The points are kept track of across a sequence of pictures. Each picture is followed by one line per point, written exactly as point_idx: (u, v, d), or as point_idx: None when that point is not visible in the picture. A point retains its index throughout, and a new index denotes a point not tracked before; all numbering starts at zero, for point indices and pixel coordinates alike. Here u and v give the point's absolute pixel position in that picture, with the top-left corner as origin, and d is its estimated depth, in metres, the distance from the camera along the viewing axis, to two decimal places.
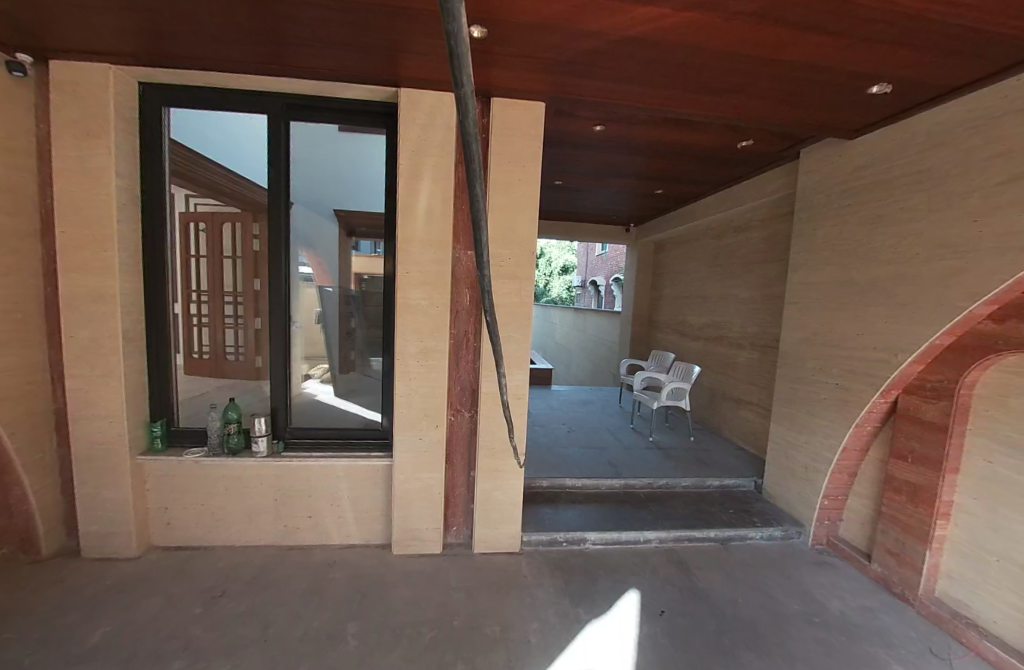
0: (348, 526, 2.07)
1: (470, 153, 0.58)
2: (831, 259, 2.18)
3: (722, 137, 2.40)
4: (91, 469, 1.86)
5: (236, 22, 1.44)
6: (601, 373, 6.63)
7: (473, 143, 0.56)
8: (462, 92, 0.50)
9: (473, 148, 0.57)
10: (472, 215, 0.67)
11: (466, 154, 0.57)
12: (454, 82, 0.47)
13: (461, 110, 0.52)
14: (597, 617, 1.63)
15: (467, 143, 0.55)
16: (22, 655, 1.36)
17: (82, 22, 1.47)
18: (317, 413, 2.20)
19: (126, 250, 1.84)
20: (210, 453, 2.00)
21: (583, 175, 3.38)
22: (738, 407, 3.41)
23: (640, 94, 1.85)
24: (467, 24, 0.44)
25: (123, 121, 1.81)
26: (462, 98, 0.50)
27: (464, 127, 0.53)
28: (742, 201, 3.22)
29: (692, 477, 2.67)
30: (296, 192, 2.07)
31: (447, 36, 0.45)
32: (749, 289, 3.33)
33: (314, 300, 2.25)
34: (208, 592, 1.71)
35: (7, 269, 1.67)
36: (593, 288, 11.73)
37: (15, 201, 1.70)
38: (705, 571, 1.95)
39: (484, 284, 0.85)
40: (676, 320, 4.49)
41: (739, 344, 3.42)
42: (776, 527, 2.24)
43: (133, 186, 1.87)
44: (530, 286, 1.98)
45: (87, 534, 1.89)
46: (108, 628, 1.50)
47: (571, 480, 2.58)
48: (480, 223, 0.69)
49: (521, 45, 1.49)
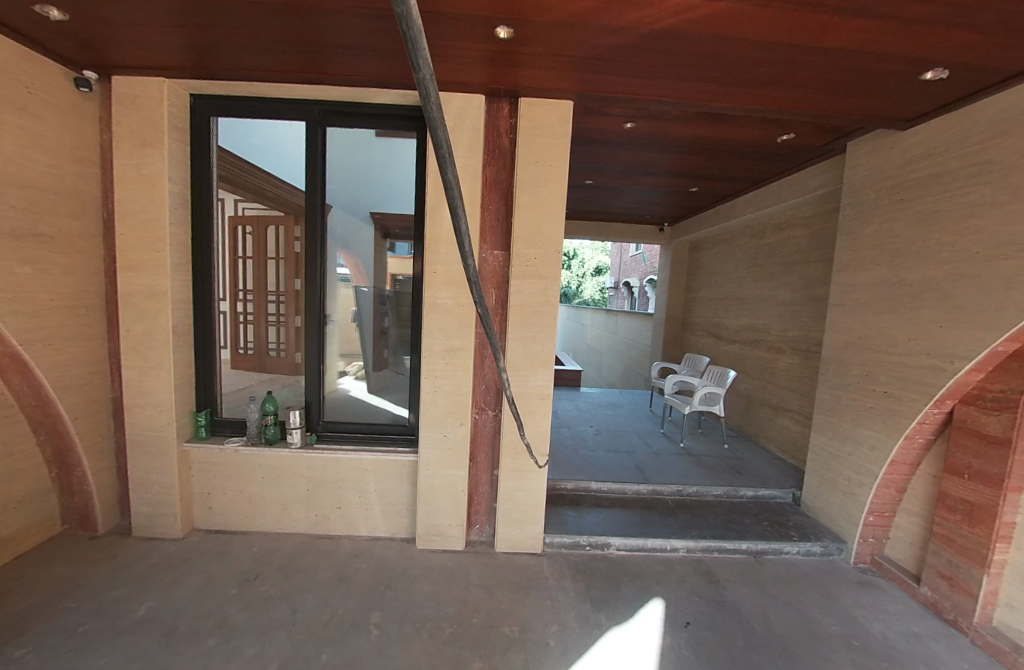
0: (374, 518, 2.12)
1: (437, 137, 0.59)
2: (880, 260, 2.04)
3: (763, 132, 2.30)
4: (142, 454, 1.99)
5: (277, 34, 1.50)
6: (633, 375, 6.49)
7: (439, 127, 0.58)
8: (421, 76, 0.54)
9: (440, 134, 0.59)
10: (449, 200, 0.67)
11: (433, 139, 0.59)
12: (411, 65, 0.51)
13: (423, 95, 0.55)
14: (618, 623, 1.60)
15: (432, 127, 0.57)
16: (77, 624, 1.48)
17: (139, 40, 1.58)
18: (349, 407, 2.25)
19: (176, 250, 1.96)
20: (249, 442, 2.10)
21: (614, 174, 3.32)
22: (776, 414, 3.25)
23: (673, 89, 1.79)
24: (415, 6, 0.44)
25: (175, 130, 1.93)
26: (422, 83, 0.54)
27: (427, 111, 0.56)
28: (783, 198, 3.07)
29: (724, 486, 2.57)
30: (333, 196, 2.15)
31: (400, 21, 0.45)
32: (790, 290, 3.18)
33: (350, 300, 2.26)
34: (242, 575, 1.79)
35: (73, 268, 1.82)
36: (625, 289, 11.50)
37: (80, 205, 1.84)
38: (735, 583, 1.87)
39: (471, 274, 0.84)
40: (711, 322, 4.34)
41: (779, 348, 3.27)
42: (814, 542, 2.12)
43: (184, 191, 1.99)
44: (556, 285, 1.96)
45: (138, 515, 2.02)
46: (152, 603, 1.60)
47: (597, 484, 2.54)
48: (461, 218, 0.70)
49: (548, 43, 1.48)
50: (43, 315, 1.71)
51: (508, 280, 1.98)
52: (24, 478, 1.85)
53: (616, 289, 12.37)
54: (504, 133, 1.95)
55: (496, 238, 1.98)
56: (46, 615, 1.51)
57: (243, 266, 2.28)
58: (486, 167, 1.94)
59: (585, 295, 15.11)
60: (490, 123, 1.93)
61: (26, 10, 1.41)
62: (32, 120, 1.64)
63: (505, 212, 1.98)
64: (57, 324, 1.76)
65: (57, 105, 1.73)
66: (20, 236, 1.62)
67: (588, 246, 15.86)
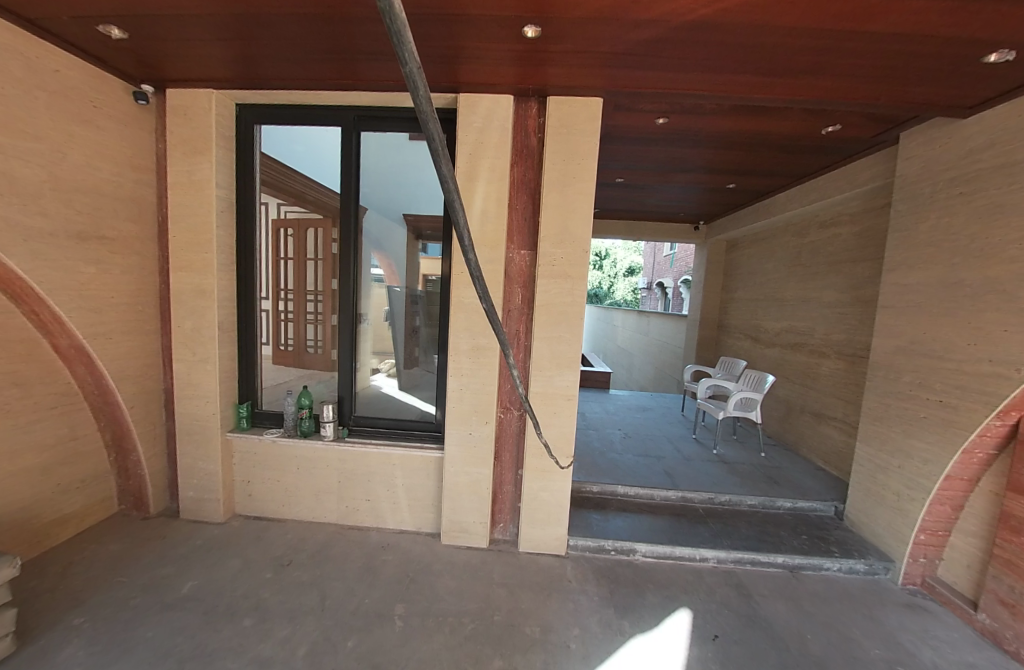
0: (402, 512, 2.16)
1: (429, 131, 0.63)
2: (936, 258, 1.90)
3: (807, 124, 2.18)
4: (189, 441, 2.13)
5: (314, 43, 1.56)
6: (665, 378, 6.32)
7: (429, 120, 0.62)
8: (408, 69, 0.57)
9: (431, 127, 0.63)
10: (446, 199, 0.71)
11: (425, 132, 0.63)
12: (398, 58, 0.54)
13: (412, 87, 0.59)
14: (642, 631, 1.57)
15: (422, 121, 0.61)
16: (128, 598, 1.60)
17: (189, 54, 1.68)
18: (380, 403, 2.31)
19: (222, 251, 2.07)
20: (286, 433, 2.19)
21: (647, 171, 3.25)
22: (818, 422, 3.09)
23: (709, 82, 1.73)
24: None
25: (222, 138, 2.04)
26: (410, 75, 0.57)
27: (417, 105, 0.59)
28: (828, 193, 2.91)
29: (760, 497, 2.47)
30: (367, 198, 2.21)
31: (384, 14, 0.49)
32: (836, 291, 3.02)
33: (383, 300, 2.32)
34: (277, 560, 1.88)
35: (131, 267, 1.96)
36: (658, 289, 11.20)
37: (138, 210, 1.99)
38: (768, 598, 1.79)
39: (475, 276, 0.86)
40: (749, 324, 4.17)
41: (822, 352, 3.11)
42: (857, 560, 2.00)
43: (230, 195, 2.10)
44: (583, 284, 1.94)
45: (185, 499, 2.16)
46: (196, 582, 1.70)
47: (623, 488, 2.50)
48: (458, 218, 0.73)
49: (576, 40, 1.47)
50: (106, 312, 1.86)
51: (535, 279, 1.97)
52: (87, 460, 2.02)
53: (649, 290, 12.07)
54: (532, 132, 1.94)
55: (523, 238, 1.98)
56: (103, 587, 1.64)
57: (285, 266, 2.34)
58: (514, 167, 1.95)
59: (616, 295, 14.83)
60: (518, 123, 1.93)
61: (91, 30, 1.53)
62: (96, 132, 1.78)
63: (532, 211, 1.97)
64: (117, 320, 1.90)
65: (118, 117, 1.87)
66: (85, 238, 1.76)
67: (619, 245, 15.58)
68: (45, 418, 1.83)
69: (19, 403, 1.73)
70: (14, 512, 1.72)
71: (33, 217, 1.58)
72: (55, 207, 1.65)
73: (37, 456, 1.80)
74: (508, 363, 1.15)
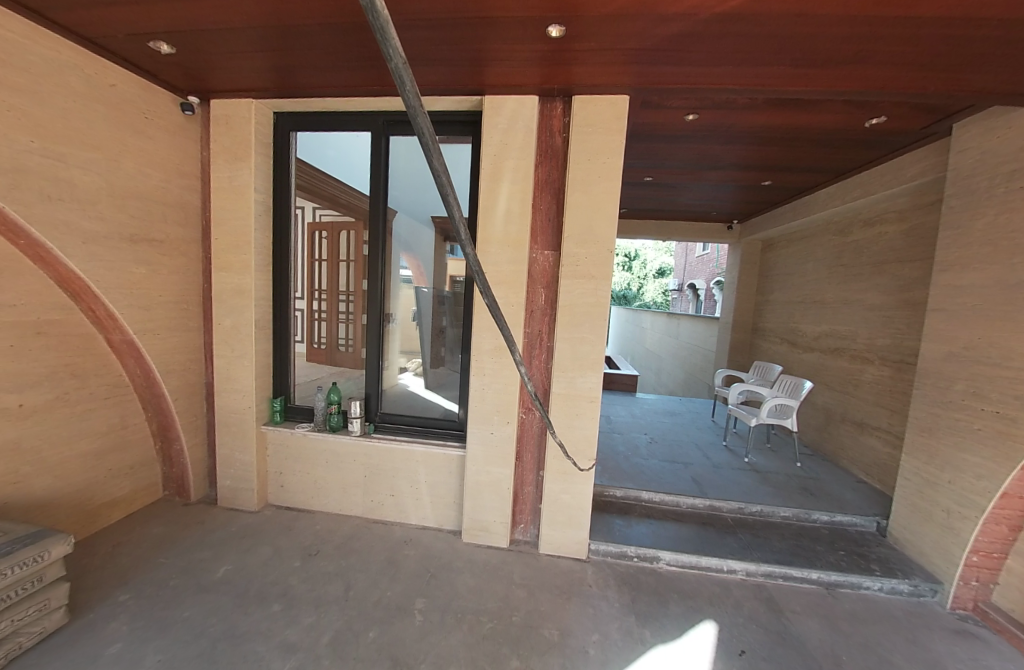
0: (424, 508, 2.20)
1: (419, 128, 0.71)
2: (993, 259, 1.76)
3: (849, 116, 2.08)
4: (227, 432, 2.24)
5: (345, 52, 1.61)
6: (695, 382, 6.14)
7: (418, 116, 0.69)
8: (394, 64, 0.63)
9: (420, 122, 0.71)
10: (439, 189, 0.80)
11: (416, 128, 0.71)
12: (384, 55, 0.60)
13: (400, 81, 0.65)
14: (664, 640, 1.53)
15: (412, 116, 0.69)
16: (168, 579, 1.70)
17: (229, 66, 1.77)
18: (406, 401, 2.36)
19: (259, 252, 2.17)
20: (316, 428, 2.27)
21: (677, 169, 3.17)
22: (861, 432, 2.92)
23: (742, 76, 1.66)
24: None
25: (261, 145, 2.13)
26: (396, 70, 0.63)
27: (404, 97, 0.66)
28: (872, 190, 2.76)
29: (794, 508, 2.36)
30: (396, 200, 2.26)
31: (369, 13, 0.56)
32: (881, 294, 2.85)
33: (411, 300, 2.37)
34: (305, 550, 1.95)
35: (177, 268, 2.08)
36: (690, 290, 10.86)
37: (185, 214, 2.11)
38: (801, 615, 1.71)
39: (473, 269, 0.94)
40: (785, 328, 3.99)
41: (866, 358, 2.94)
42: (900, 580, 1.88)
43: (268, 200, 2.20)
44: (608, 285, 1.91)
45: (223, 487, 2.27)
46: (230, 566, 1.79)
47: (648, 494, 2.46)
48: (454, 213, 0.82)
49: (602, 38, 1.45)
50: (154, 309, 1.98)
51: (558, 280, 1.96)
52: (136, 447, 2.16)
53: (680, 291, 11.73)
54: (557, 132, 1.93)
55: (547, 238, 1.97)
56: (146, 567, 1.76)
57: (318, 267, 2.43)
58: (539, 167, 1.94)
59: (645, 296, 14.50)
60: (543, 124, 1.93)
61: (142, 45, 1.64)
62: (148, 141, 1.91)
63: (556, 211, 1.96)
64: (164, 317, 2.03)
65: (168, 127, 1.99)
66: (136, 241, 1.89)
67: (650, 245, 15.20)
68: (100, 407, 1.98)
69: (76, 393, 1.88)
70: (71, 494, 1.86)
71: (90, 221, 1.71)
72: (110, 212, 1.78)
73: (92, 442, 1.95)
74: (510, 350, 1.20)
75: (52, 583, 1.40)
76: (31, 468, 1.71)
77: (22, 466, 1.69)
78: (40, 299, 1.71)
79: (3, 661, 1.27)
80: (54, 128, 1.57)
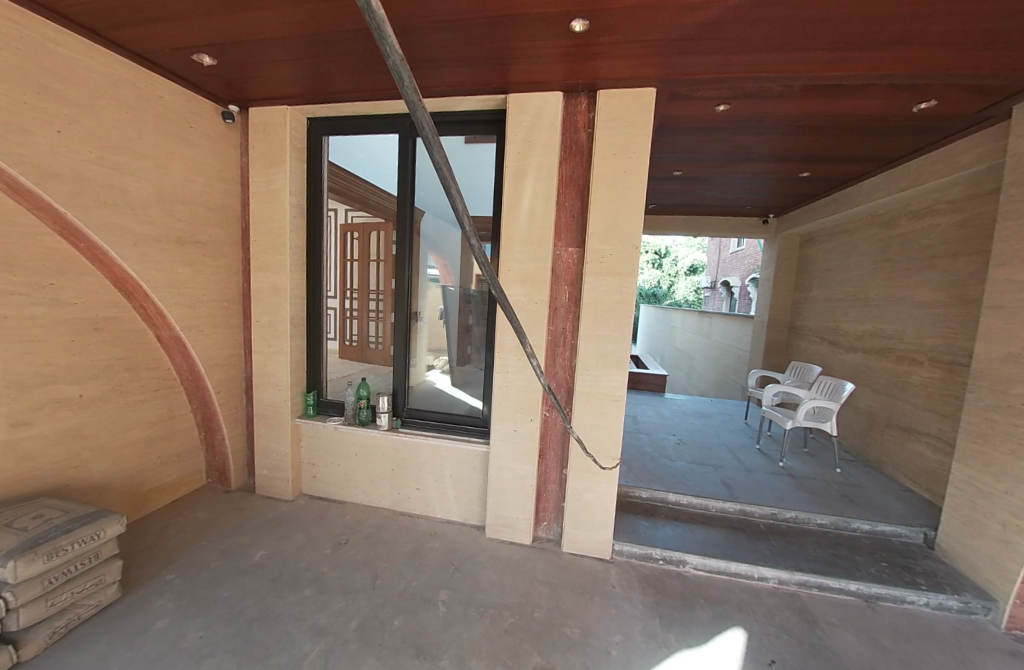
0: (449, 503, 2.24)
1: (420, 121, 0.77)
2: None
3: (895, 102, 1.95)
4: (265, 424, 2.35)
5: (371, 55, 1.65)
6: (728, 383, 5.93)
7: (418, 108, 0.76)
8: (392, 61, 0.70)
9: (421, 115, 0.77)
10: (439, 176, 0.88)
11: (418, 122, 0.77)
12: (381, 52, 0.67)
13: (399, 77, 0.72)
14: (690, 645, 1.50)
15: (412, 108, 0.75)
16: (210, 561, 1.81)
17: (266, 75, 1.85)
18: (432, 397, 2.41)
19: (293, 253, 2.26)
20: (346, 421, 2.35)
21: (708, 163, 3.07)
22: (908, 438, 2.74)
23: (779, 63, 1.59)
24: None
25: (295, 150, 2.22)
26: (394, 66, 0.70)
27: (404, 90, 0.74)
28: (922, 179, 2.58)
29: (832, 516, 2.25)
30: (423, 201, 2.29)
31: (367, 13, 0.63)
32: (932, 290, 2.67)
33: (438, 299, 2.41)
34: (335, 538, 2.03)
35: (218, 268, 2.20)
36: (724, 289, 10.48)
37: (226, 218, 2.23)
38: (837, 628, 1.63)
39: (475, 250, 1.01)
40: (826, 327, 3.79)
41: (914, 358, 2.76)
42: (949, 595, 1.76)
43: (302, 202, 2.29)
44: (633, 282, 1.87)
45: (261, 476, 2.39)
46: (266, 551, 1.89)
47: (675, 496, 2.41)
48: (456, 203, 0.93)
49: (627, 30, 1.42)
50: (198, 307, 2.10)
51: (583, 277, 1.95)
52: (182, 436, 2.31)
53: (713, 290, 11.31)
54: (581, 127, 1.90)
55: (571, 235, 1.96)
56: (191, 549, 1.88)
57: (350, 267, 2.55)
58: (563, 164, 1.93)
59: (676, 295, 14.09)
60: (568, 120, 1.91)
61: (187, 59, 1.74)
62: (192, 148, 2.02)
63: (581, 208, 1.94)
64: (207, 314, 2.15)
65: (210, 135, 2.11)
66: (182, 243, 2.01)
67: (681, 241, 14.70)
68: (149, 399, 2.12)
69: (129, 385, 2.02)
70: (124, 479, 2.01)
71: (141, 225, 1.83)
72: (158, 216, 1.90)
73: (143, 431, 2.09)
74: (521, 343, 1.38)
75: (107, 560, 1.52)
76: (89, 454, 1.86)
77: (82, 451, 1.84)
78: (98, 298, 1.85)
79: (64, 630, 1.39)
80: (109, 138, 1.70)
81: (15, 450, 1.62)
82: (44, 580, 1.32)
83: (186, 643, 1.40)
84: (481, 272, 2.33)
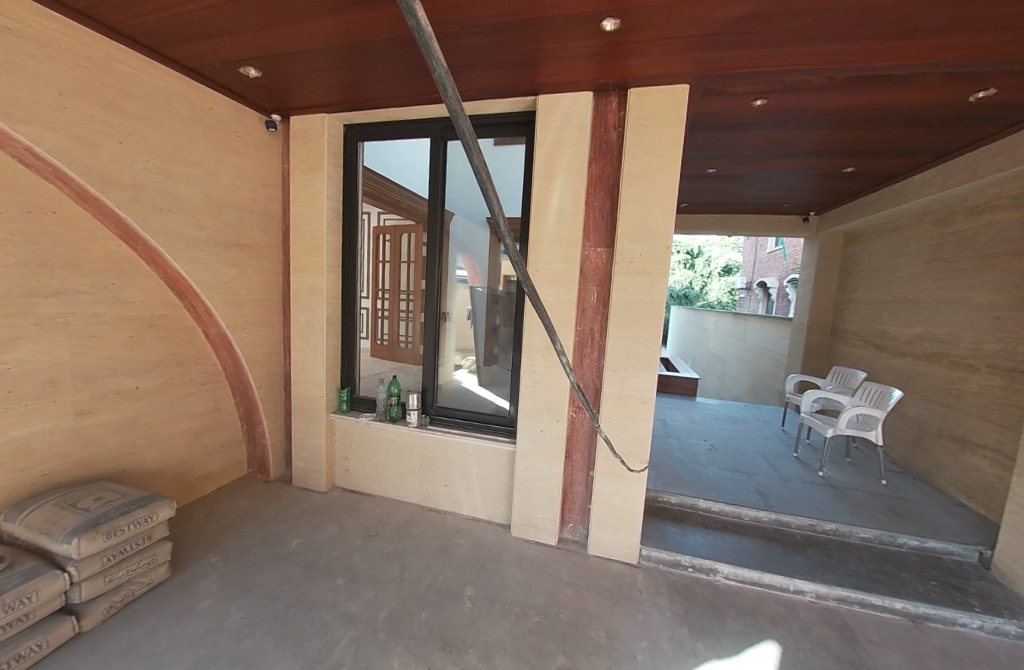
0: (476, 500, 2.27)
1: (461, 128, 0.79)
2: None
3: (950, 91, 1.83)
4: (302, 418, 2.46)
5: (405, 62, 1.69)
6: (764, 388, 5.70)
7: (459, 117, 0.77)
8: (436, 74, 0.72)
9: (461, 123, 0.78)
10: (479, 182, 0.89)
11: (459, 128, 0.79)
12: (427, 65, 0.70)
13: (443, 88, 0.74)
14: (719, 656, 1.47)
15: (454, 116, 0.77)
16: (250, 546, 1.91)
17: (305, 84, 1.93)
18: (460, 396, 2.44)
19: (330, 254, 2.35)
20: (377, 418, 2.43)
21: (744, 159, 2.97)
22: (963, 450, 2.55)
23: (821, 54, 1.52)
24: (421, 13, 0.64)
25: (332, 155, 2.31)
26: (439, 78, 0.73)
27: (447, 100, 0.75)
28: (980, 172, 2.40)
29: (876, 530, 2.13)
30: (452, 203, 2.33)
31: (416, 29, 0.66)
32: (993, 291, 2.47)
33: (466, 299, 2.46)
34: (366, 530, 2.10)
35: (261, 270, 2.32)
36: (761, 290, 10.08)
37: (268, 221, 2.35)
38: (880, 647, 1.55)
39: (510, 251, 1.02)
40: (872, 330, 3.58)
41: (971, 364, 2.57)
42: (1007, 620, 1.63)
43: (338, 206, 2.37)
44: (664, 282, 1.84)
45: (297, 467, 2.50)
46: (301, 540, 1.98)
47: (705, 502, 2.35)
48: (494, 208, 0.93)
49: (660, 27, 1.40)
50: (242, 306, 2.22)
51: (611, 277, 1.93)
52: (227, 427, 2.45)
53: (749, 291, 10.89)
54: (612, 126, 1.89)
55: (600, 235, 1.94)
56: (233, 534, 1.99)
57: (383, 269, 2.58)
58: (593, 164, 1.92)
59: (708, 296, 13.67)
60: (598, 119, 1.89)
61: (235, 72, 1.85)
62: (237, 156, 2.14)
63: (611, 208, 1.92)
64: (250, 313, 2.27)
65: (255, 143, 2.22)
66: (228, 245, 2.13)
67: (714, 240, 14.27)
68: (198, 392, 2.26)
69: (180, 378, 2.17)
70: (174, 466, 2.16)
71: (193, 229, 1.96)
72: (207, 221, 2.02)
73: (192, 421, 2.24)
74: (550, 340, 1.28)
75: (158, 541, 1.64)
76: (144, 442, 2.01)
77: (138, 439, 1.98)
78: (152, 297, 1.99)
79: (120, 604, 1.51)
80: (164, 149, 1.82)
81: (81, 436, 1.77)
82: (103, 557, 1.43)
83: (227, 623, 1.48)
84: (508, 273, 2.31)
